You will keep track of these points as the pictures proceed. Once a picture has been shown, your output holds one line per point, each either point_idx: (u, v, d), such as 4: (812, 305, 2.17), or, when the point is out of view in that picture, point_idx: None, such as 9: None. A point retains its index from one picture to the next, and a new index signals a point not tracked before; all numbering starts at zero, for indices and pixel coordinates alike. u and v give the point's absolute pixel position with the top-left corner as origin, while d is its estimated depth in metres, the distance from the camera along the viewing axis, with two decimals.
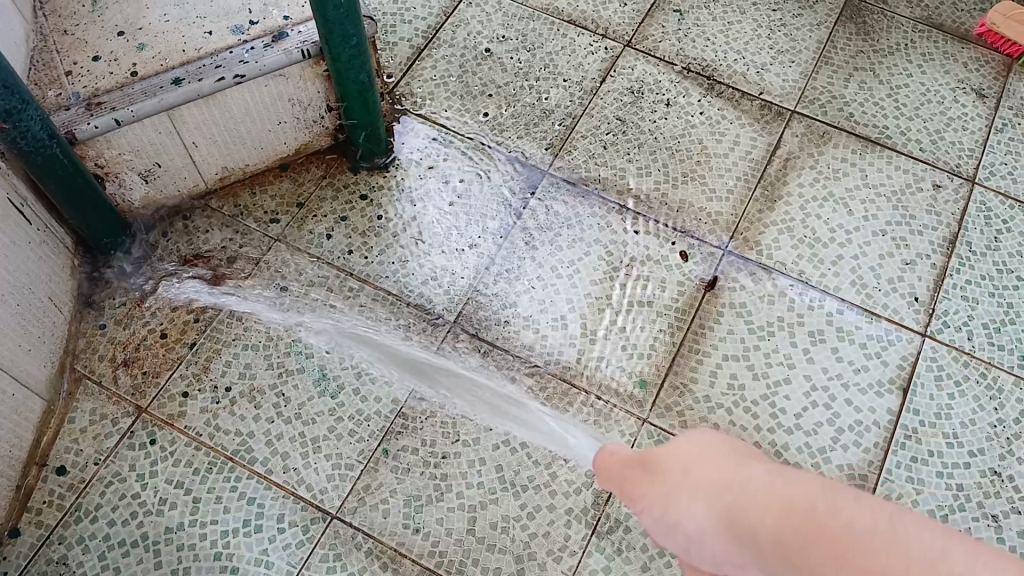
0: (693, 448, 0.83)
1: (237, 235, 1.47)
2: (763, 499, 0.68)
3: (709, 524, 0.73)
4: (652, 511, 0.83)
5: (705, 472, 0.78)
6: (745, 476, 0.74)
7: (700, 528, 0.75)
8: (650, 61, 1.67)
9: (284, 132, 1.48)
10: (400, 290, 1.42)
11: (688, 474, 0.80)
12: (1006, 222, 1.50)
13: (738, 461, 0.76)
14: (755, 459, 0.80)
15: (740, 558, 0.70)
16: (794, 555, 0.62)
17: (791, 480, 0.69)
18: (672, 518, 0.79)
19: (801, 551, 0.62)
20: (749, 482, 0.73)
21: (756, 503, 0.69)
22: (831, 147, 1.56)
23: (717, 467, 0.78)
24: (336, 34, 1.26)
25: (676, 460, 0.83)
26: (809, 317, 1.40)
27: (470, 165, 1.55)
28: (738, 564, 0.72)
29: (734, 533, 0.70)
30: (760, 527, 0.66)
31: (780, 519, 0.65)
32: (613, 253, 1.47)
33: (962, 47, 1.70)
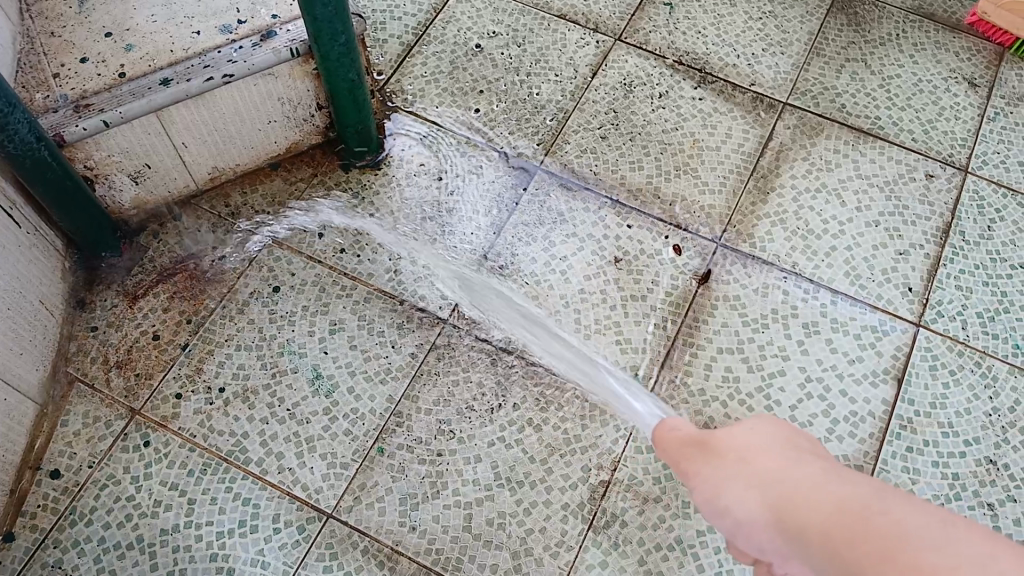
0: (751, 434, 0.82)
1: (228, 236, 1.47)
2: (816, 497, 0.68)
3: (756, 512, 0.73)
4: (703, 491, 0.82)
5: (760, 459, 0.77)
6: (801, 471, 0.73)
7: (752, 515, 0.74)
8: (641, 55, 1.67)
9: (273, 132, 1.48)
10: (393, 287, 1.42)
11: (744, 460, 0.79)
12: (999, 211, 1.49)
13: (794, 454, 0.76)
14: (813, 452, 0.79)
15: (787, 550, 0.70)
16: (838, 552, 0.62)
17: (845, 480, 0.69)
18: (723, 503, 0.78)
19: (846, 548, 0.61)
20: (804, 476, 0.72)
21: (808, 500, 0.69)
22: (823, 139, 1.56)
23: (772, 456, 0.77)
24: (325, 33, 1.26)
25: (732, 442, 0.83)
26: (803, 309, 1.40)
27: (462, 161, 1.55)
28: (785, 555, 0.71)
29: (785, 525, 0.70)
30: (809, 521, 0.67)
31: (833, 515, 0.65)
32: (606, 248, 1.46)
33: (953, 36, 1.70)
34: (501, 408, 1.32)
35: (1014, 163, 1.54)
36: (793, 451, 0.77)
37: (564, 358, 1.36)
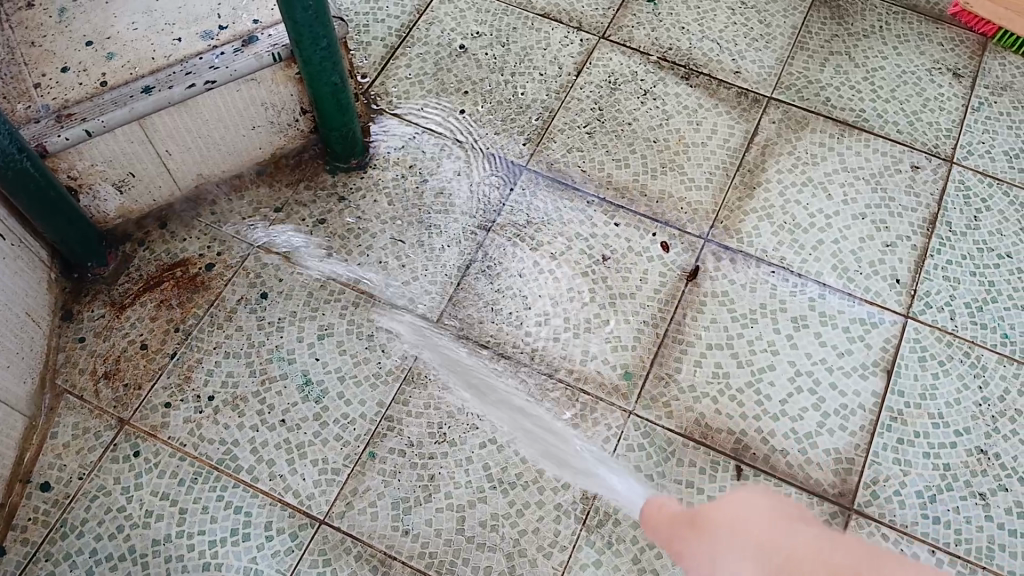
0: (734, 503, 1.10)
1: (214, 243, 1.46)
2: (812, 556, 0.85)
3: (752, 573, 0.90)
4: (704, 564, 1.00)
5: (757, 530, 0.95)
6: (797, 536, 0.91)
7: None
8: (625, 53, 1.66)
9: (258, 137, 1.47)
10: (381, 291, 1.41)
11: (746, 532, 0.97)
12: (984, 200, 1.50)
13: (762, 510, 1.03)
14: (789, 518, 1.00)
15: None
16: None
17: (820, 539, 0.92)
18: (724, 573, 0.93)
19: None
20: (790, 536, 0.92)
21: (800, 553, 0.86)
22: (809, 133, 1.56)
23: (771, 528, 0.94)
24: (305, 36, 1.25)
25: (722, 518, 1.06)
26: (791, 303, 1.40)
27: (449, 163, 1.55)
28: None
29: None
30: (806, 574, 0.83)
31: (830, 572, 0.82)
32: (594, 246, 1.46)
33: (936, 27, 1.70)
34: (487, 416, 1.31)
35: (999, 153, 1.55)
36: (785, 523, 0.96)
37: (533, 442, 1.29)
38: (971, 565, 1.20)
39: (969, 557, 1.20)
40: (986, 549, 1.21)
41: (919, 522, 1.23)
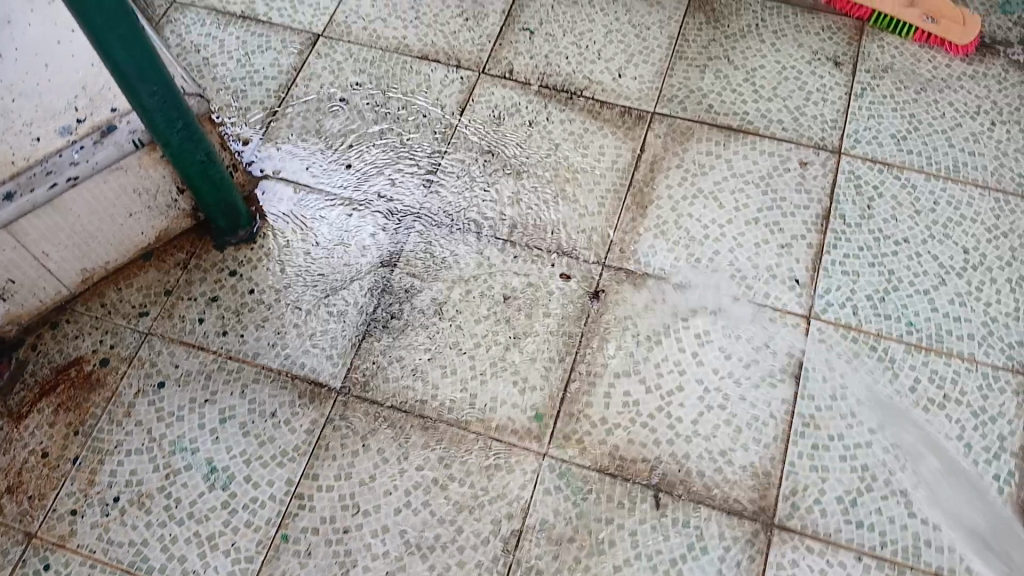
0: None
1: (107, 337, 1.43)
2: None
3: None
4: None
5: None
6: None
7: None
8: (506, 86, 1.64)
9: (138, 224, 1.43)
10: (279, 364, 1.38)
11: None
12: (876, 187, 1.49)
13: None
14: None
15: None
16: None
17: None
18: None
19: None
20: None
21: None
22: (694, 143, 1.55)
23: None
24: (159, 120, 1.22)
25: None
26: (693, 319, 1.39)
27: (339, 219, 1.52)
28: None
29: None
30: None
31: None
32: (493, 287, 1.44)
33: (812, 17, 1.69)
34: (389, 501, 1.26)
35: (886, 137, 1.54)
36: None
37: (437, 521, 1.25)
38: (898, 567, 1.19)
39: (896, 558, 1.19)
40: (911, 548, 1.20)
41: (842, 529, 1.22)
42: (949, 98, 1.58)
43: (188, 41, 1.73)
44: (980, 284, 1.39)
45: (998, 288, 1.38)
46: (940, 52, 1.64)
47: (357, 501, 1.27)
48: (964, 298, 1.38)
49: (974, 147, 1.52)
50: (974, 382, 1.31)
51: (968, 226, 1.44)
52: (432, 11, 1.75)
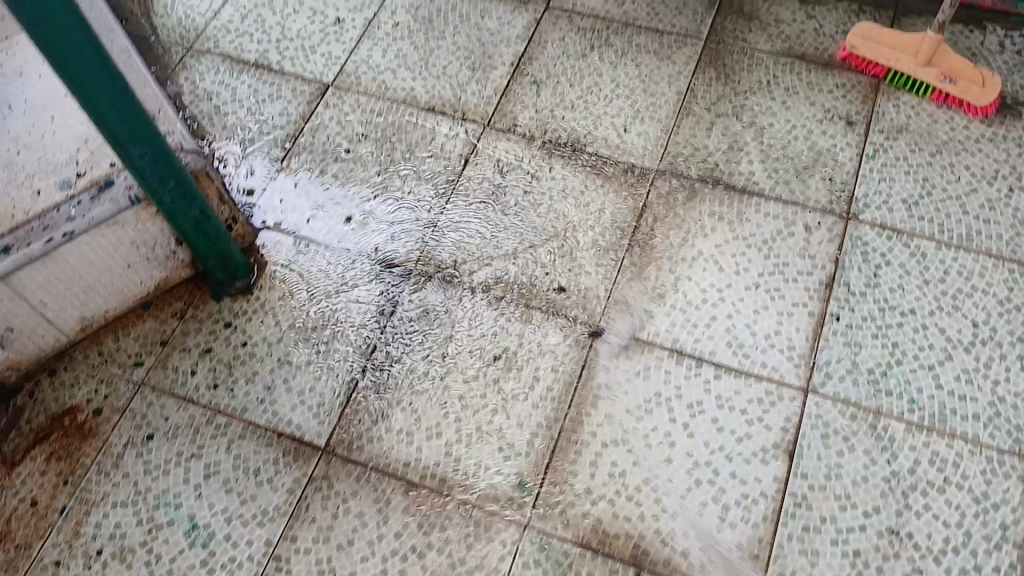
0: None
1: (102, 386, 1.44)
2: None
3: None
4: None
5: None
6: None
7: None
8: (510, 139, 1.64)
9: (136, 275, 1.45)
10: (266, 420, 1.38)
11: None
12: (884, 254, 1.44)
13: None
14: None
15: None
16: None
17: None
18: None
19: None
20: None
21: None
22: (697, 203, 1.53)
23: None
24: (152, 179, 1.22)
25: None
26: (686, 388, 1.35)
27: (339, 260, 1.53)
28: None
29: None
30: None
31: None
32: (484, 347, 1.42)
33: (825, 74, 1.66)
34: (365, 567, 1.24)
35: (897, 202, 1.49)
36: None
37: None
38: None
39: None
40: None
41: None
42: (965, 162, 1.53)
43: (201, 89, 1.76)
44: (989, 361, 1.33)
45: (1007, 365, 1.32)
46: (958, 113, 1.59)
47: (333, 566, 1.25)
48: (971, 375, 1.32)
49: (989, 214, 1.47)
50: (976, 466, 1.25)
51: (979, 298, 1.39)
52: (441, 63, 1.76)
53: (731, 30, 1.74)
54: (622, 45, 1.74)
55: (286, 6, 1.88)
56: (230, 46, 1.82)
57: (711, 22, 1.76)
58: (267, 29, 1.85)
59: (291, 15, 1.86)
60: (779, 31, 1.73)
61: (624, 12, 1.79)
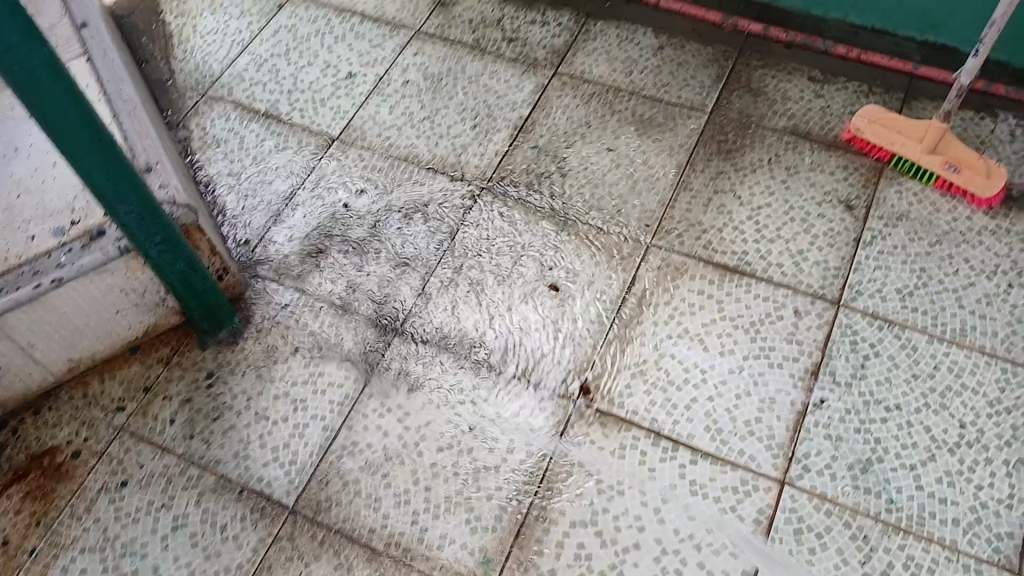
0: None
1: (84, 428, 1.45)
2: None
3: None
4: None
5: None
6: None
7: None
8: (506, 203, 1.65)
9: (125, 320, 1.47)
10: (238, 474, 1.38)
11: None
12: (873, 345, 1.41)
13: None
14: None
15: None
16: None
17: None
18: None
19: None
20: None
21: None
22: (687, 280, 1.52)
23: None
24: (138, 233, 1.25)
25: None
26: (660, 471, 1.33)
27: (330, 314, 1.54)
28: None
29: None
30: None
31: None
32: (461, 414, 1.41)
33: (828, 155, 1.65)
34: None
35: (891, 291, 1.47)
36: None
37: None
38: None
39: None
40: None
41: None
42: (965, 254, 1.50)
43: (210, 136, 1.79)
44: (973, 464, 1.29)
45: (992, 469, 1.29)
46: (962, 202, 1.56)
47: None
48: (954, 477, 1.28)
49: (986, 310, 1.43)
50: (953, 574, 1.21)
51: (968, 396, 1.35)
52: (446, 122, 1.78)
53: (736, 105, 1.74)
54: (626, 114, 1.75)
55: (301, 58, 1.91)
56: (243, 94, 1.86)
57: (716, 96, 1.76)
58: (280, 79, 1.88)
59: (305, 67, 1.90)
60: (785, 109, 1.72)
61: (631, 81, 1.80)
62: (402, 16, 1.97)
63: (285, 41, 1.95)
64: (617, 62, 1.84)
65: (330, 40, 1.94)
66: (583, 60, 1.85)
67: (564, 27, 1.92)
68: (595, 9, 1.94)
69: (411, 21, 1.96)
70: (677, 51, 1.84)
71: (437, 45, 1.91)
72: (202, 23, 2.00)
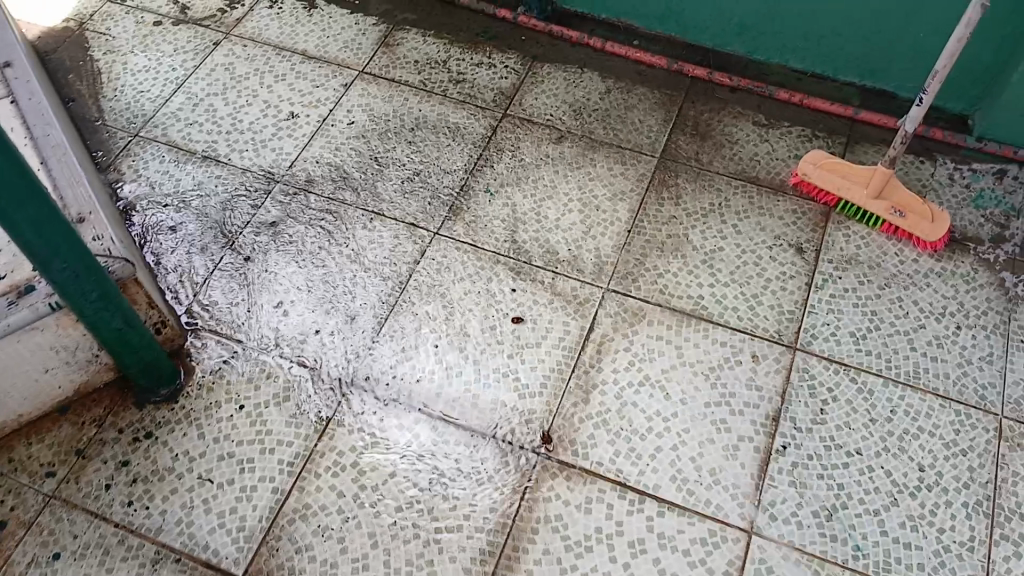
0: None
1: (9, 497, 1.33)
2: None
3: None
4: None
5: None
6: None
7: None
8: (458, 249, 1.61)
9: (55, 378, 1.37)
10: (183, 543, 1.29)
11: None
12: (831, 390, 1.42)
13: None
14: None
15: None
16: None
17: None
18: None
19: None
20: None
21: None
22: (645, 325, 1.50)
23: None
24: (72, 291, 1.17)
25: None
26: (628, 525, 1.30)
27: (276, 366, 1.47)
28: None
29: None
30: None
31: None
32: (419, 471, 1.36)
33: (777, 199, 1.67)
34: None
35: (845, 334, 1.48)
36: None
37: None
38: None
39: None
40: None
41: None
42: (913, 297, 1.53)
43: (144, 178, 1.70)
44: (934, 507, 1.30)
45: (953, 512, 1.30)
46: (907, 245, 1.60)
47: None
48: (916, 521, 1.29)
49: (937, 352, 1.46)
50: None
51: (925, 439, 1.37)
52: (394, 165, 1.73)
53: (685, 149, 1.75)
54: (577, 157, 1.74)
55: (240, 97, 1.85)
56: (179, 134, 1.78)
57: (665, 140, 1.76)
58: (218, 119, 1.81)
59: (244, 106, 1.83)
60: (733, 153, 1.74)
61: (580, 124, 1.80)
62: (345, 55, 1.93)
63: (222, 79, 1.88)
64: (565, 104, 1.83)
65: (270, 79, 1.88)
66: (531, 102, 1.84)
67: (511, 69, 1.90)
68: (541, 52, 1.94)
69: (355, 61, 1.92)
70: (624, 94, 1.85)
71: (382, 85, 1.87)
72: (133, 60, 1.91)
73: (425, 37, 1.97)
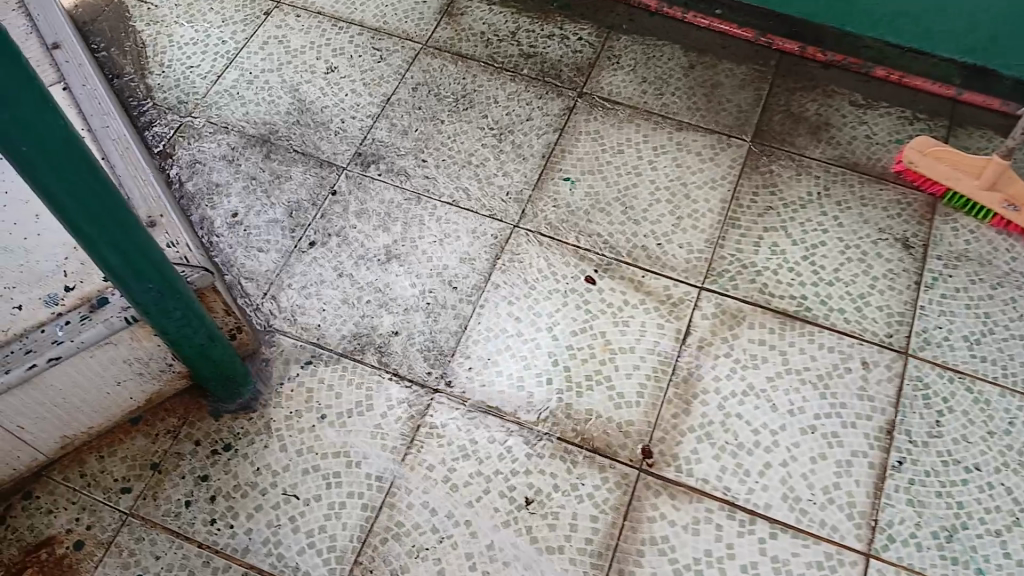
0: None
1: (84, 514, 1.26)
2: None
3: None
4: None
5: None
6: None
7: None
8: (541, 243, 1.51)
9: (127, 390, 1.29)
10: (271, 565, 1.23)
11: None
12: (946, 400, 1.34)
13: None
14: None
15: None
16: None
17: None
18: None
19: None
20: None
21: None
22: (745, 329, 1.42)
23: None
24: (154, 310, 1.08)
25: None
26: (739, 547, 1.23)
27: (357, 373, 1.39)
28: None
29: None
30: None
31: None
32: (515, 487, 1.29)
33: (879, 188, 1.56)
34: None
35: (958, 339, 1.40)
36: None
37: None
38: None
39: None
40: None
41: None
42: None
43: (202, 164, 1.60)
44: None
45: None
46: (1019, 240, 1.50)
47: None
48: None
49: None
50: None
51: None
52: (466, 150, 1.63)
53: (777, 132, 1.64)
54: (662, 141, 1.63)
55: (297, 73, 1.73)
56: (234, 116, 1.67)
57: (755, 122, 1.65)
58: (275, 99, 1.69)
59: (302, 83, 1.71)
60: (829, 137, 1.63)
61: (663, 105, 1.68)
62: (405, 27, 1.80)
63: (277, 54, 1.76)
64: (646, 82, 1.71)
65: (328, 54, 1.76)
66: (609, 80, 1.72)
67: (585, 42, 1.78)
68: (616, 23, 1.81)
69: (417, 33, 1.79)
70: (709, 71, 1.73)
71: (448, 60, 1.75)
72: (179, 32, 1.79)
73: (490, 6, 1.84)
